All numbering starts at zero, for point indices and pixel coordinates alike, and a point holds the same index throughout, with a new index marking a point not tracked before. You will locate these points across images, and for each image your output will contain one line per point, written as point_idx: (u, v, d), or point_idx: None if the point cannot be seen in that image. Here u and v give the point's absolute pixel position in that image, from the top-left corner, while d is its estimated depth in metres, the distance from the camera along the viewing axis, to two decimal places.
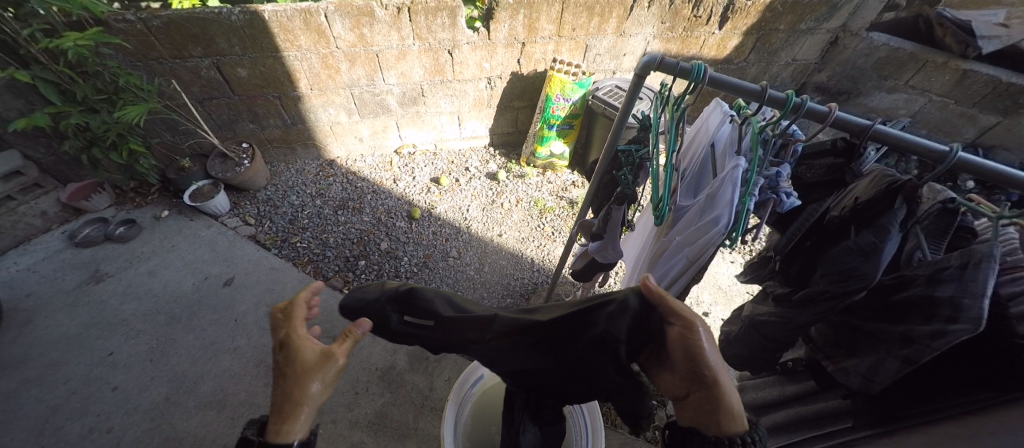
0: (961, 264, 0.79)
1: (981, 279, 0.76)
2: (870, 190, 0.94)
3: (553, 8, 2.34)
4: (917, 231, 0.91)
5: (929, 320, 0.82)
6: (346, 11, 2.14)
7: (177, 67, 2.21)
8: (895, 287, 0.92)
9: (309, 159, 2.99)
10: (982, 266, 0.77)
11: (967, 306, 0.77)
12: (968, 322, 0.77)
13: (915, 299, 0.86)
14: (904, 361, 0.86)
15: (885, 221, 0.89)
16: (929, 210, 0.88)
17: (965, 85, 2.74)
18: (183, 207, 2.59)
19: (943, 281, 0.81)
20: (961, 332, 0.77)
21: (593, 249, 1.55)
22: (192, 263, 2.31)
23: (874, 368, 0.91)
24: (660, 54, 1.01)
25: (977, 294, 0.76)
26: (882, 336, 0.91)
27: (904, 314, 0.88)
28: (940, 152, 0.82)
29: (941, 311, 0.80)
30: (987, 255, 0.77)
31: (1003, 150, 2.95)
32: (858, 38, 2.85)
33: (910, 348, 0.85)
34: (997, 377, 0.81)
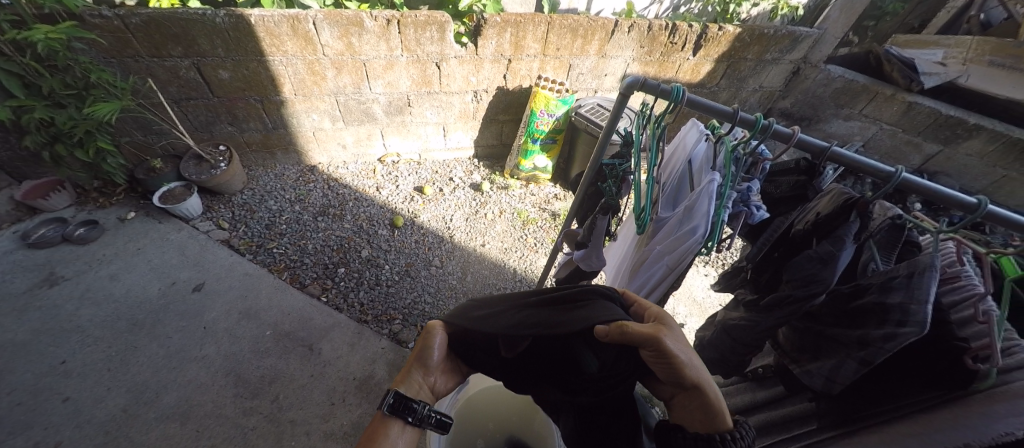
0: (908, 273, 0.87)
1: (923, 285, 0.84)
2: (829, 206, 1.02)
3: (539, 28, 2.43)
4: (870, 243, 0.99)
5: (881, 324, 0.89)
6: (335, 20, 2.16)
7: (154, 66, 2.15)
8: (852, 295, 0.98)
9: (289, 164, 2.93)
10: (925, 274, 0.85)
11: (914, 311, 0.84)
12: (915, 325, 0.83)
13: (870, 305, 0.92)
14: (862, 363, 0.93)
15: (841, 232, 0.96)
16: (880, 225, 0.97)
17: (911, 115, 3.00)
18: (152, 209, 2.48)
19: (893, 288, 0.89)
20: (909, 335, 0.84)
21: (577, 257, 1.57)
22: (160, 268, 2.21)
23: (836, 369, 0.97)
24: (642, 76, 1.08)
25: (922, 300, 0.83)
26: (842, 340, 0.98)
27: (861, 319, 0.95)
28: (887, 172, 0.91)
29: (892, 316, 0.87)
30: (929, 264, 0.85)
31: (944, 176, 3.21)
32: (817, 70, 3.13)
33: (866, 350, 0.92)
34: (944, 377, 0.86)
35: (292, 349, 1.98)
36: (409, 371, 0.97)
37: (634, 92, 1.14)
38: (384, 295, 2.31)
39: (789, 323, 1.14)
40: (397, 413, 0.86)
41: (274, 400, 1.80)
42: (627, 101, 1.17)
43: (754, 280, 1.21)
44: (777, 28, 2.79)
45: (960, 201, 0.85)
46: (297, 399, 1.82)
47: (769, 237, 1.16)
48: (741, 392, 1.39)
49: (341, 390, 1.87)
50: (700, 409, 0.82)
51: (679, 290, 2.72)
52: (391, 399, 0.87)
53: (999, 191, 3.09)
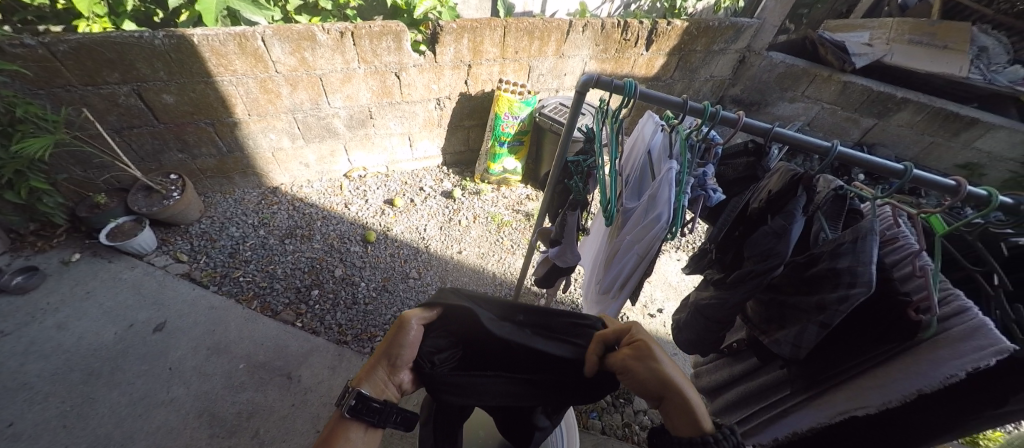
0: (854, 238, 0.93)
1: (867, 249, 0.90)
2: (779, 183, 1.09)
3: (495, 32, 2.45)
4: (819, 215, 1.05)
5: (835, 288, 0.94)
6: (285, 35, 2.09)
7: (89, 94, 2.01)
8: (807, 264, 1.04)
9: (249, 187, 2.80)
10: (867, 239, 0.91)
11: (861, 273, 0.89)
12: (864, 286, 0.88)
13: (823, 272, 0.97)
14: (822, 326, 0.97)
15: (791, 207, 1.02)
16: (824, 197, 1.04)
17: (847, 94, 3.24)
18: (99, 248, 2.31)
19: (841, 254, 0.94)
20: (860, 295, 0.89)
21: (552, 255, 1.59)
22: (114, 311, 2.05)
23: (800, 335, 1.01)
24: (596, 73, 1.11)
25: (867, 262, 0.89)
26: (803, 307, 1.02)
27: (817, 285, 1.00)
28: (824, 147, 0.97)
29: (844, 278, 0.92)
30: (870, 229, 0.91)
31: (882, 147, 3.48)
32: (761, 57, 3.31)
33: (825, 314, 0.96)
34: (893, 330, 0.90)
35: (269, 380, 1.89)
36: (373, 369, 0.87)
37: (590, 89, 1.17)
38: (363, 314, 2.25)
39: (756, 297, 1.19)
40: (358, 416, 0.79)
41: (254, 435, 1.71)
42: (584, 99, 1.19)
43: (719, 260, 1.26)
44: (721, 20, 2.94)
45: (893, 169, 0.91)
46: (280, 431, 1.74)
47: (729, 217, 1.21)
48: (720, 368, 1.45)
49: (326, 416, 1.80)
50: (682, 413, 0.82)
51: (654, 277, 2.80)
52: (353, 401, 0.78)
53: (929, 156, 3.38)
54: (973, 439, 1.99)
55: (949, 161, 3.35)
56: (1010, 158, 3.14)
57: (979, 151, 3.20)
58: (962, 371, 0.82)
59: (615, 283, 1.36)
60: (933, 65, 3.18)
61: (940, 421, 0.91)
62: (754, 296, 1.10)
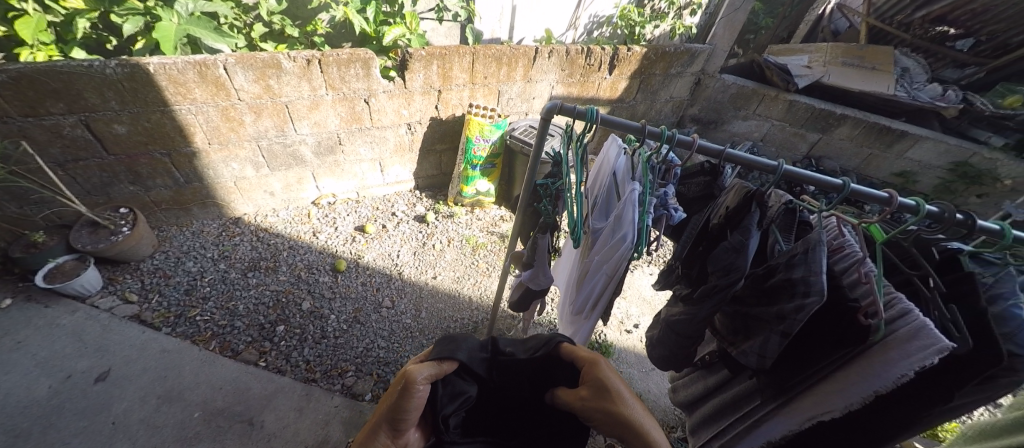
0: (804, 249, 0.96)
1: (817, 259, 0.93)
2: (735, 199, 1.12)
3: (464, 59, 2.51)
4: (773, 229, 1.10)
5: (792, 298, 0.96)
6: (248, 63, 2.05)
7: (28, 126, 1.86)
8: (765, 275, 1.06)
9: (209, 219, 2.66)
10: (817, 249, 0.94)
11: (813, 282, 0.92)
12: (817, 294, 0.91)
13: (780, 282, 1.00)
14: (783, 335, 0.98)
15: (747, 223, 1.05)
16: (777, 212, 1.08)
17: (794, 111, 3.51)
18: (34, 292, 2.10)
19: (795, 264, 0.97)
20: (814, 304, 0.91)
21: (525, 278, 1.56)
22: (48, 361, 1.85)
23: (765, 345, 1.02)
24: (558, 100, 1.07)
25: (818, 271, 0.92)
26: (764, 317, 1.03)
27: (776, 296, 1.02)
28: (770, 166, 0.99)
29: (799, 288, 0.95)
30: (818, 240, 0.95)
31: (828, 160, 3.75)
32: (713, 79, 3.59)
33: (784, 323, 0.97)
34: (847, 335, 0.93)
35: (228, 428, 1.73)
36: (375, 431, 0.84)
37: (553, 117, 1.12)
38: (332, 349, 2.13)
39: (722, 310, 1.19)
40: None
41: None
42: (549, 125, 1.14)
43: (685, 276, 1.27)
44: (676, 46, 3.15)
45: (831, 184, 0.96)
46: None
47: (691, 234, 1.24)
48: (695, 381, 1.45)
49: None
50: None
51: (629, 293, 2.83)
52: None
53: (869, 166, 3.67)
54: (934, 433, 2.08)
55: (887, 170, 3.64)
56: (938, 166, 3.45)
57: (911, 160, 3.49)
58: (911, 371, 0.85)
59: (588, 303, 1.34)
60: (864, 85, 3.49)
61: (902, 419, 0.94)
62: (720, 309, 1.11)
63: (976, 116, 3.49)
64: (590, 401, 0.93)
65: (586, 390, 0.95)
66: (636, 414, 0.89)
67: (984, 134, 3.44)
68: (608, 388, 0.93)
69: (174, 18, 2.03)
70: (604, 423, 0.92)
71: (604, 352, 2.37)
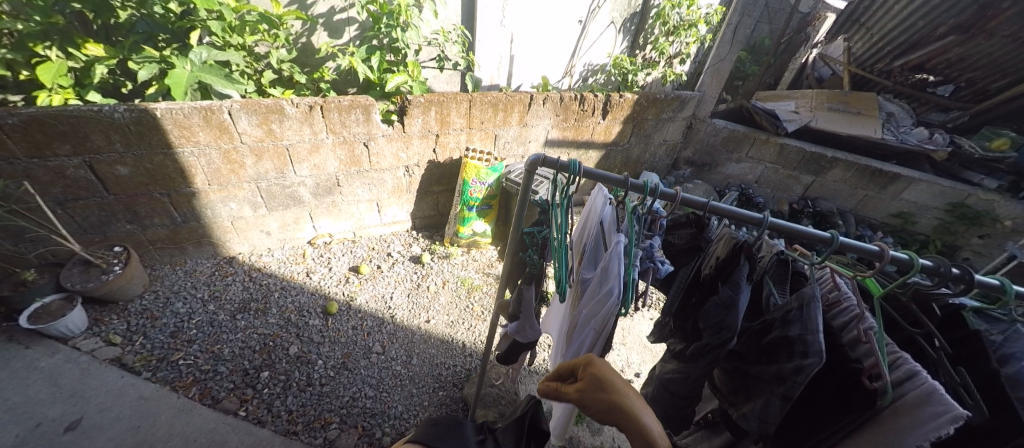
0: (799, 305, 0.93)
1: (812, 316, 0.89)
2: (724, 250, 1.11)
3: (461, 105, 2.61)
4: (766, 280, 1.08)
5: (790, 357, 0.90)
6: (252, 108, 2.13)
7: (33, 166, 1.90)
8: (762, 331, 1.01)
9: (202, 258, 2.64)
10: (812, 306, 0.91)
11: (811, 341, 0.87)
12: (816, 355, 0.85)
13: (777, 339, 0.94)
14: (784, 398, 0.90)
15: (736, 276, 1.05)
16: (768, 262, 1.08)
17: (786, 154, 3.59)
18: (16, 333, 2.04)
19: (791, 321, 0.93)
20: (814, 365, 0.85)
21: (511, 331, 1.51)
22: (18, 408, 1.75)
23: (765, 409, 0.93)
24: (542, 153, 1.06)
25: (815, 330, 0.87)
26: (763, 377, 0.96)
27: (774, 354, 0.95)
28: (755, 219, 0.99)
29: (796, 347, 0.89)
30: (812, 296, 0.91)
31: (824, 201, 3.77)
32: (704, 123, 3.72)
33: (784, 385, 0.90)
34: (853, 398, 0.86)
35: None
36: None
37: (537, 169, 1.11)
38: (317, 397, 2.04)
39: (720, 366, 1.12)
40: None
41: None
42: (533, 178, 1.11)
43: (679, 329, 1.23)
44: (666, 93, 3.27)
45: (816, 236, 0.95)
46: None
47: (683, 284, 1.24)
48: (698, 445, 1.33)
49: None
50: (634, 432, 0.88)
51: (629, 338, 2.73)
52: None
53: (865, 207, 3.68)
54: None
55: (884, 211, 3.64)
56: (935, 207, 3.45)
57: (907, 201, 3.51)
58: (927, 442, 0.78)
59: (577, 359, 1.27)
60: (852, 129, 3.59)
61: None
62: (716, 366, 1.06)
63: (967, 158, 3.50)
64: (584, 391, 0.95)
65: (582, 386, 0.97)
66: (636, 404, 0.91)
67: (977, 176, 3.47)
68: (606, 380, 0.94)
69: (188, 65, 2.10)
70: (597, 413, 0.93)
71: None
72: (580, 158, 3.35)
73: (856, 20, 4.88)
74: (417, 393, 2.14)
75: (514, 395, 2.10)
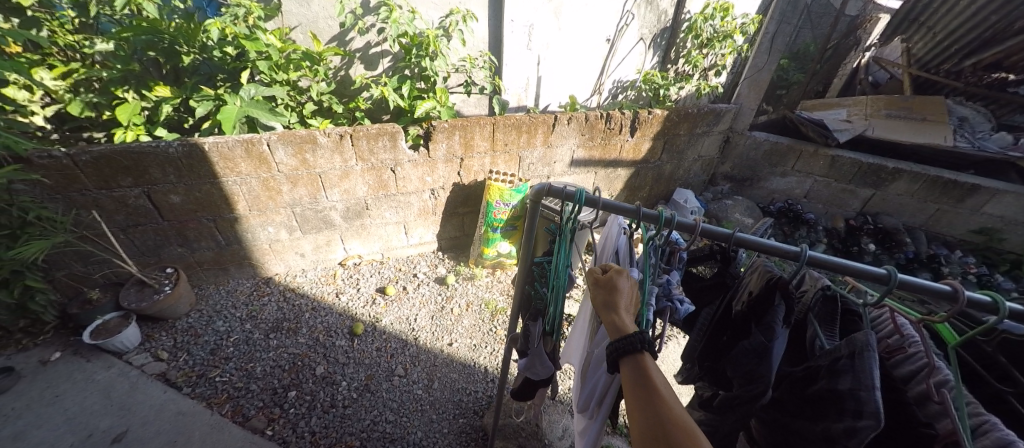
0: (850, 353, 0.78)
1: (867, 369, 0.75)
2: (758, 285, 1.00)
3: (485, 128, 2.63)
4: (811, 319, 0.94)
5: (840, 415, 0.76)
6: (289, 139, 2.27)
7: (101, 197, 2.12)
8: (806, 379, 0.87)
9: (244, 278, 2.80)
10: (865, 355, 0.76)
11: (865, 399, 0.73)
12: (871, 417, 0.72)
13: (823, 392, 0.81)
14: None
15: (771, 319, 0.94)
16: (814, 298, 0.95)
17: (838, 167, 3.29)
18: (80, 346, 2.23)
19: (840, 371, 0.79)
20: (868, 430, 0.72)
21: (522, 367, 1.43)
22: (76, 417, 1.89)
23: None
24: (547, 181, 1.01)
25: (871, 385, 0.73)
26: (807, 436, 0.83)
27: (821, 409, 0.81)
28: (793, 252, 0.86)
29: (848, 405, 0.75)
30: (866, 343, 0.77)
31: (887, 217, 3.38)
32: (744, 137, 3.50)
33: None
34: None
35: None
36: None
37: (543, 197, 1.06)
38: (340, 419, 2.05)
39: (757, 415, 0.98)
40: None
41: None
42: (538, 207, 1.06)
43: (707, 372, 1.10)
44: (699, 107, 3.13)
45: (869, 273, 0.80)
46: None
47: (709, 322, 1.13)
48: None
49: None
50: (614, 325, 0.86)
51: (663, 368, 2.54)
52: None
53: (937, 223, 3.27)
54: None
55: (962, 227, 3.21)
56: None
57: (990, 215, 3.07)
58: None
59: (591, 401, 1.18)
60: (916, 137, 3.23)
61: None
62: (751, 416, 0.94)
63: None
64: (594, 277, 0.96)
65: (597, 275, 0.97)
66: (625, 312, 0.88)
67: None
68: (613, 280, 0.92)
69: (237, 102, 2.25)
70: (597, 299, 0.93)
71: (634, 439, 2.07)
72: (608, 176, 3.26)
73: (914, 20, 4.50)
74: (437, 419, 2.09)
75: (536, 426, 1.99)
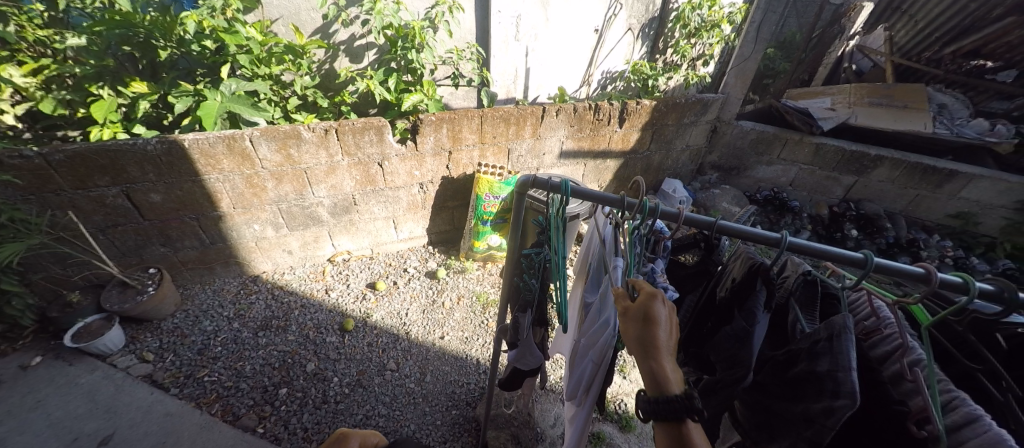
0: (829, 336, 0.80)
1: (844, 350, 0.76)
2: (741, 271, 1.02)
3: (472, 121, 2.60)
4: (792, 304, 0.96)
5: (818, 396, 0.78)
6: (272, 135, 2.22)
7: (77, 198, 2.06)
8: (787, 363, 0.89)
9: (230, 276, 2.75)
10: (843, 337, 0.78)
11: (843, 380, 0.74)
12: (848, 397, 0.73)
13: (804, 374, 0.82)
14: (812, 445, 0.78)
15: (752, 304, 0.95)
16: (794, 283, 0.97)
17: (822, 154, 3.35)
18: (62, 350, 2.18)
19: (819, 354, 0.80)
20: (845, 409, 0.73)
21: (511, 358, 1.44)
22: (59, 422, 1.86)
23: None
24: (533, 173, 1.00)
25: (848, 366, 0.75)
26: (788, 417, 0.85)
27: (801, 390, 0.83)
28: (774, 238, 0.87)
29: (826, 386, 0.77)
30: (844, 326, 0.78)
31: (869, 204, 3.45)
32: (731, 126, 3.52)
33: (812, 429, 0.78)
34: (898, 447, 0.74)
35: None
36: None
37: (529, 188, 1.05)
38: (332, 415, 2.04)
39: (740, 397, 1.00)
40: None
41: None
42: (525, 199, 1.06)
43: (692, 357, 1.12)
44: (687, 97, 3.14)
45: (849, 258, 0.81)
46: None
47: (693, 307, 1.15)
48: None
49: None
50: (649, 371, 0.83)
51: None
52: None
53: (918, 209, 3.34)
54: None
55: (941, 212, 3.29)
56: (1002, 207, 3.08)
57: (967, 200, 3.15)
58: None
59: (578, 388, 1.20)
60: (897, 124, 3.29)
61: None
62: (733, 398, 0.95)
63: None
64: (628, 309, 0.88)
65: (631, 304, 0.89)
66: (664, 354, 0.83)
67: None
68: (651, 317, 0.85)
69: (218, 97, 2.20)
70: (632, 336, 0.87)
71: (623, 427, 2.10)
72: (597, 168, 3.27)
73: (897, 8, 4.55)
74: (430, 412, 2.10)
75: (528, 416, 2.02)
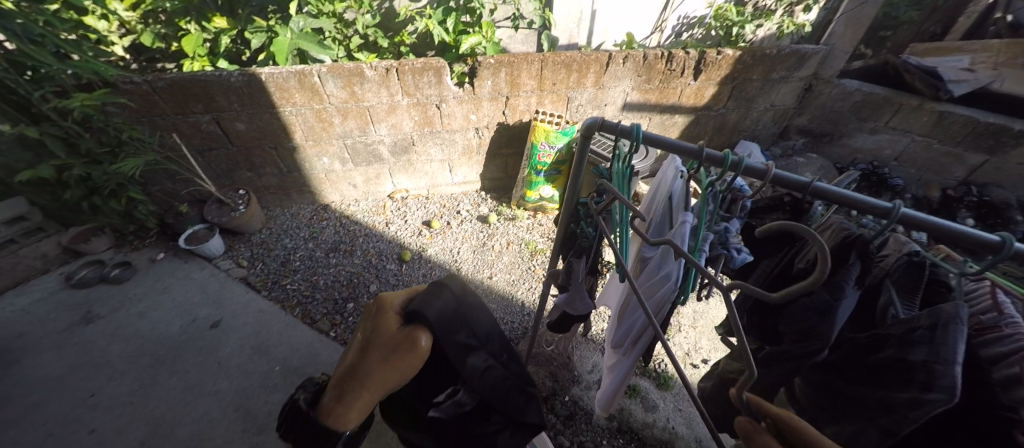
0: (931, 324, 0.74)
1: (949, 342, 0.71)
2: (830, 241, 0.93)
3: (532, 66, 2.48)
4: (889, 285, 0.86)
5: (906, 387, 0.76)
6: (338, 72, 2.28)
7: (179, 122, 2.32)
8: (870, 347, 0.85)
9: (304, 203, 3.05)
10: (949, 328, 0.72)
11: (940, 373, 0.71)
12: (944, 391, 0.71)
13: (891, 361, 0.79)
14: (885, 432, 0.78)
15: (841, 277, 0.87)
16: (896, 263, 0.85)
17: (944, 125, 2.80)
18: (179, 250, 2.62)
19: (914, 342, 0.76)
20: (937, 403, 0.71)
21: (561, 302, 1.49)
22: (182, 306, 2.28)
23: (857, 438, 0.82)
24: (600, 117, 0.96)
25: (950, 360, 0.71)
26: (861, 401, 0.83)
27: (884, 377, 0.81)
28: (883, 208, 0.78)
29: (917, 377, 0.74)
30: (955, 315, 0.72)
31: (996, 188, 2.89)
32: (831, 85, 3.03)
33: (891, 417, 0.77)
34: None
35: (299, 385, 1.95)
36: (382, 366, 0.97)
37: (595, 132, 1.01)
38: None
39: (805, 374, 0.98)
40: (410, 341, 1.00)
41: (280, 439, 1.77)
42: (589, 143, 1.02)
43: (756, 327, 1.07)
44: (780, 48, 2.72)
45: (980, 240, 0.71)
46: None
47: (765, 275, 1.09)
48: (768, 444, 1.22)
49: None
50: None
51: (699, 323, 2.53)
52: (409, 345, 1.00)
53: None
54: None
55: None
56: None
57: None
58: None
59: (627, 338, 1.24)
60: None
61: None
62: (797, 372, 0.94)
63: None
64: None
65: None
66: None
67: None
68: None
69: (288, 33, 2.31)
70: None
71: (661, 384, 2.14)
72: (663, 123, 3.02)
73: None
74: None
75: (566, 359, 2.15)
